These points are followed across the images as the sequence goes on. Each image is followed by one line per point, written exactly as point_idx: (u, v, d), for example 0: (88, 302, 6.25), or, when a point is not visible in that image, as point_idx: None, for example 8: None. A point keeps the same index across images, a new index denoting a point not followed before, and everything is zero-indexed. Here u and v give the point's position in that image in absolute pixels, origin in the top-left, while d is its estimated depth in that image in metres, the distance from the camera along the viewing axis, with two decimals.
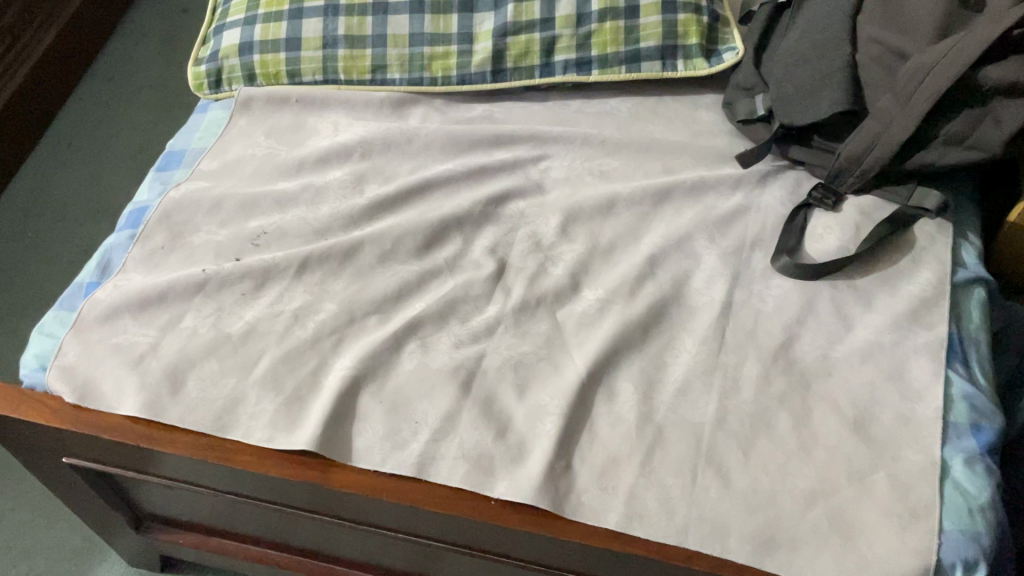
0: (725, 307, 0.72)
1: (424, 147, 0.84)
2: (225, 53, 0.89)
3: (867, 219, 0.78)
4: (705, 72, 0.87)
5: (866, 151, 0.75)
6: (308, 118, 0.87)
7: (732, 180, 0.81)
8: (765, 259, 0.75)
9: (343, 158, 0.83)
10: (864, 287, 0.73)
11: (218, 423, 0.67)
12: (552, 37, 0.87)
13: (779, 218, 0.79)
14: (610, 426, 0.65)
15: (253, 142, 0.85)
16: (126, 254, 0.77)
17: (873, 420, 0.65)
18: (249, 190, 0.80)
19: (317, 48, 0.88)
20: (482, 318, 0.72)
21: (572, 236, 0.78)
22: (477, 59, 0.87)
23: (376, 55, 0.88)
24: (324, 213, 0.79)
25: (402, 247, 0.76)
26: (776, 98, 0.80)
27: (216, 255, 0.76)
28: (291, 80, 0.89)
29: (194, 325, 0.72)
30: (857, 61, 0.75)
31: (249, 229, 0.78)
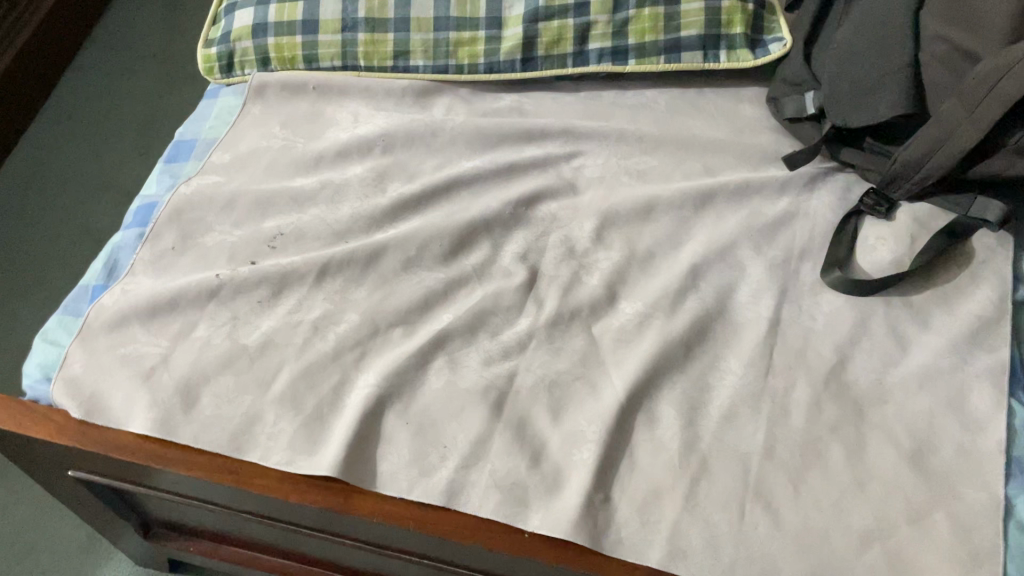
0: (772, 324, 0.68)
1: (449, 141, 0.79)
2: (237, 34, 0.83)
3: (922, 229, 0.73)
4: (750, 64, 0.82)
5: (926, 157, 0.70)
6: (325, 107, 0.82)
7: (778, 184, 0.76)
8: (814, 272, 0.71)
9: (363, 152, 0.78)
10: (920, 304, 0.69)
11: (233, 444, 0.63)
12: (587, 24, 0.81)
13: (828, 226, 0.74)
14: (651, 455, 0.62)
15: (268, 133, 0.80)
16: (133, 256, 0.72)
17: (931, 453, 0.61)
18: (264, 187, 0.75)
19: (335, 32, 0.82)
20: (513, 332, 0.68)
21: (608, 242, 0.73)
22: (507, 45, 0.82)
23: (399, 40, 0.82)
24: (344, 213, 0.74)
25: (428, 252, 0.72)
26: (829, 96, 0.75)
27: (230, 258, 0.71)
28: (308, 65, 0.83)
29: (207, 335, 0.67)
30: (918, 60, 0.70)
31: (263, 231, 0.73)
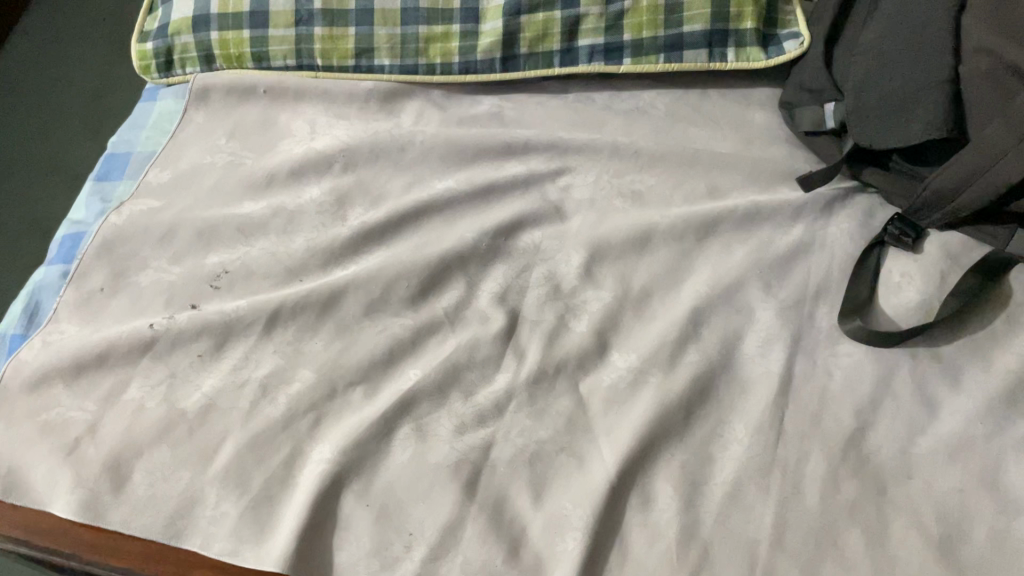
0: (784, 382, 0.60)
1: (419, 156, 0.70)
2: (176, 27, 0.73)
3: (954, 264, 0.64)
4: (761, 65, 0.72)
5: (962, 187, 0.61)
6: (279, 114, 0.72)
7: (791, 209, 0.67)
8: (831, 316, 0.63)
9: (321, 170, 0.69)
10: (950, 357, 0.61)
11: (170, 530, 0.55)
12: (575, 17, 0.71)
13: (848, 259, 0.65)
14: (645, 544, 0.54)
15: (212, 146, 0.70)
16: (55, 300, 0.63)
17: (962, 541, 0.54)
18: (206, 214, 0.66)
19: (288, 25, 0.72)
20: (490, 391, 0.60)
21: (598, 279, 0.65)
22: (485, 43, 0.72)
23: (361, 36, 0.72)
24: (298, 246, 0.65)
25: (393, 294, 0.63)
26: (851, 109, 0.65)
27: (168, 304, 0.62)
28: (257, 64, 0.73)
29: (141, 397, 0.59)
30: (960, 74, 0.60)
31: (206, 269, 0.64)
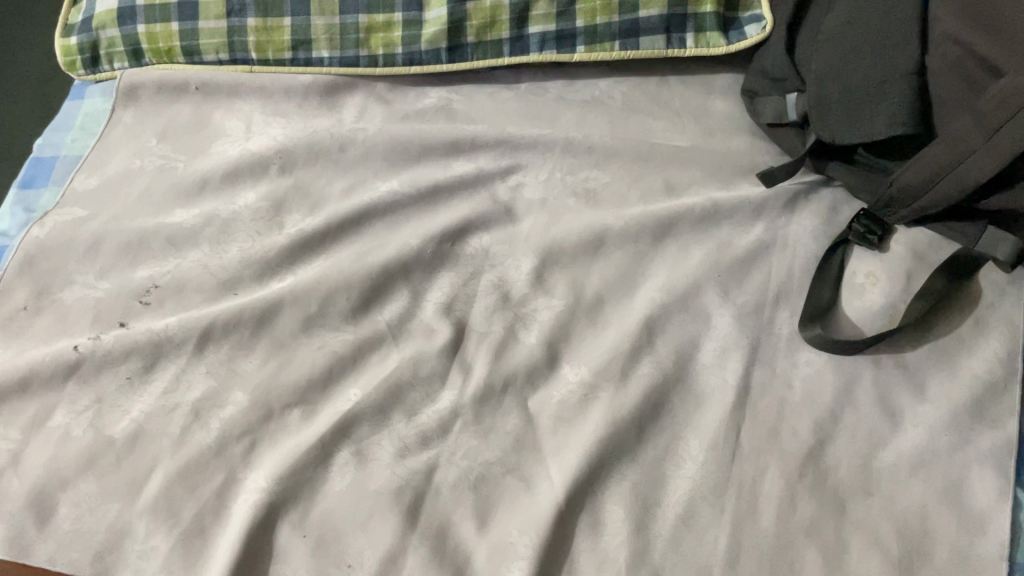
0: (741, 394, 0.57)
1: (361, 156, 0.66)
2: (100, 21, 0.68)
3: (920, 263, 0.61)
4: (723, 51, 0.68)
5: (928, 185, 0.58)
6: (212, 112, 0.68)
7: (751, 207, 0.64)
8: (791, 322, 0.60)
9: (258, 173, 0.65)
10: (915, 364, 0.58)
11: (97, 566, 0.52)
12: (525, 2, 0.67)
13: (810, 259, 0.62)
14: (594, 571, 0.52)
15: (142, 149, 0.66)
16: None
17: (924, 561, 0.52)
18: (134, 224, 0.63)
19: (219, 16, 0.67)
20: (434, 410, 0.57)
21: (549, 286, 0.62)
22: (429, 32, 0.68)
23: (297, 27, 0.67)
24: (231, 257, 0.62)
25: (332, 307, 0.60)
26: (812, 101, 0.62)
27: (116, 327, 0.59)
28: (188, 59, 0.69)
29: (66, 425, 0.56)
30: (926, 66, 0.57)
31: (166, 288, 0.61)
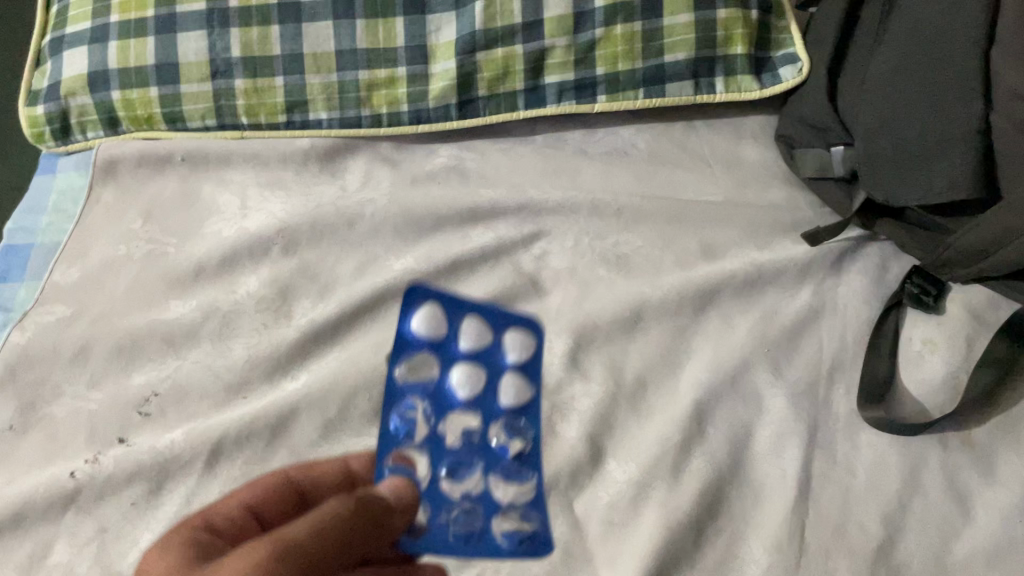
0: (802, 486, 0.53)
1: (371, 231, 0.60)
2: (68, 88, 0.61)
3: (980, 326, 0.57)
4: (755, 95, 0.63)
5: (992, 248, 0.53)
6: (201, 185, 0.62)
7: (796, 270, 0.59)
8: (848, 400, 0.56)
9: (258, 256, 0.59)
10: (983, 441, 0.54)
11: None
12: (540, 50, 0.61)
13: (862, 327, 0.58)
14: None
15: (126, 233, 0.60)
16: (416, 309, 0.54)
17: None
18: (126, 323, 0.57)
19: (203, 79, 0.61)
20: (503, 486, 0.51)
21: (586, 369, 0.57)
22: (437, 88, 0.62)
23: (290, 87, 0.61)
24: (237, 356, 0.56)
25: (353, 409, 0.55)
26: (862, 158, 0.57)
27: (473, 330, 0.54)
28: (170, 125, 0.62)
29: (68, 562, 0.51)
30: (989, 123, 0.51)
31: (453, 296, 0.55)
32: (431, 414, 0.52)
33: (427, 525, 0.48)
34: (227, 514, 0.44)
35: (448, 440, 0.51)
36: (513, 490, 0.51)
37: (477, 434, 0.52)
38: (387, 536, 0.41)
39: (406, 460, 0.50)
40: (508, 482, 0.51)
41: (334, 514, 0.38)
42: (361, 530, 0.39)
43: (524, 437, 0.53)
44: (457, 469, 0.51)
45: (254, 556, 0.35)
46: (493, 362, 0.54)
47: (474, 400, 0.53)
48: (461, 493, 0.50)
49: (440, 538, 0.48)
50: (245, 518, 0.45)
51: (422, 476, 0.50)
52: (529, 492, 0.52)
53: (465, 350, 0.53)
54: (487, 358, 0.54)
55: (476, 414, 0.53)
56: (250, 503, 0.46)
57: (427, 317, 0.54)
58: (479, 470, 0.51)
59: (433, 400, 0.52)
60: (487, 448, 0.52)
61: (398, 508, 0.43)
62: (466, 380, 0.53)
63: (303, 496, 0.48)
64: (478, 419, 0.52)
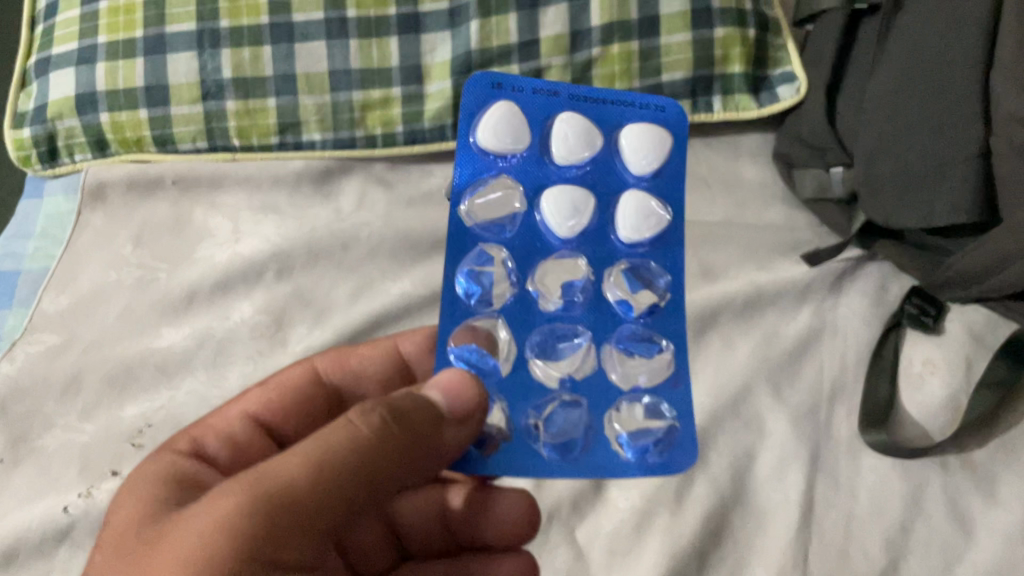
0: (805, 511, 0.53)
1: (366, 255, 0.59)
2: (55, 110, 0.60)
3: (980, 347, 0.57)
4: (753, 115, 0.63)
5: (990, 270, 0.52)
6: (193, 208, 0.61)
7: (795, 291, 0.59)
8: (849, 423, 0.56)
9: (252, 281, 0.58)
10: (983, 464, 0.54)
11: None
12: (537, 69, 0.60)
13: (862, 348, 0.58)
14: None
15: (117, 258, 0.59)
16: (484, 111, 0.43)
17: None
18: (118, 352, 0.56)
19: (193, 100, 0.60)
20: (618, 283, 0.42)
21: None
22: (432, 108, 0.61)
23: (283, 108, 0.60)
24: (232, 385, 0.55)
25: None
26: (862, 179, 0.57)
27: (580, 139, 0.43)
28: (160, 148, 0.61)
29: None
30: (989, 145, 0.51)
31: (535, 87, 0.44)
32: (514, 269, 0.42)
33: (507, 436, 0.40)
34: (230, 423, 0.45)
35: (545, 300, 0.42)
36: (629, 372, 0.41)
37: (585, 287, 0.42)
38: (416, 417, 0.35)
39: (484, 334, 0.40)
40: (632, 354, 0.41)
41: (348, 441, 0.33)
42: (377, 472, 0.33)
43: (657, 289, 0.42)
44: (553, 342, 0.41)
45: (229, 501, 0.32)
46: (596, 188, 0.45)
47: (576, 234, 0.43)
48: (557, 373, 0.41)
49: (524, 436, 0.40)
50: (257, 432, 0.45)
51: (504, 262, 0.41)
52: (656, 377, 0.41)
53: (568, 169, 0.44)
54: (595, 183, 0.45)
55: (582, 255, 0.43)
56: (262, 411, 0.46)
57: (498, 121, 0.42)
58: (586, 335, 0.42)
59: (513, 174, 0.44)
60: (600, 310, 0.43)
61: (453, 418, 0.36)
62: (568, 199, 0.42)
63: (339, 396, 0.48)
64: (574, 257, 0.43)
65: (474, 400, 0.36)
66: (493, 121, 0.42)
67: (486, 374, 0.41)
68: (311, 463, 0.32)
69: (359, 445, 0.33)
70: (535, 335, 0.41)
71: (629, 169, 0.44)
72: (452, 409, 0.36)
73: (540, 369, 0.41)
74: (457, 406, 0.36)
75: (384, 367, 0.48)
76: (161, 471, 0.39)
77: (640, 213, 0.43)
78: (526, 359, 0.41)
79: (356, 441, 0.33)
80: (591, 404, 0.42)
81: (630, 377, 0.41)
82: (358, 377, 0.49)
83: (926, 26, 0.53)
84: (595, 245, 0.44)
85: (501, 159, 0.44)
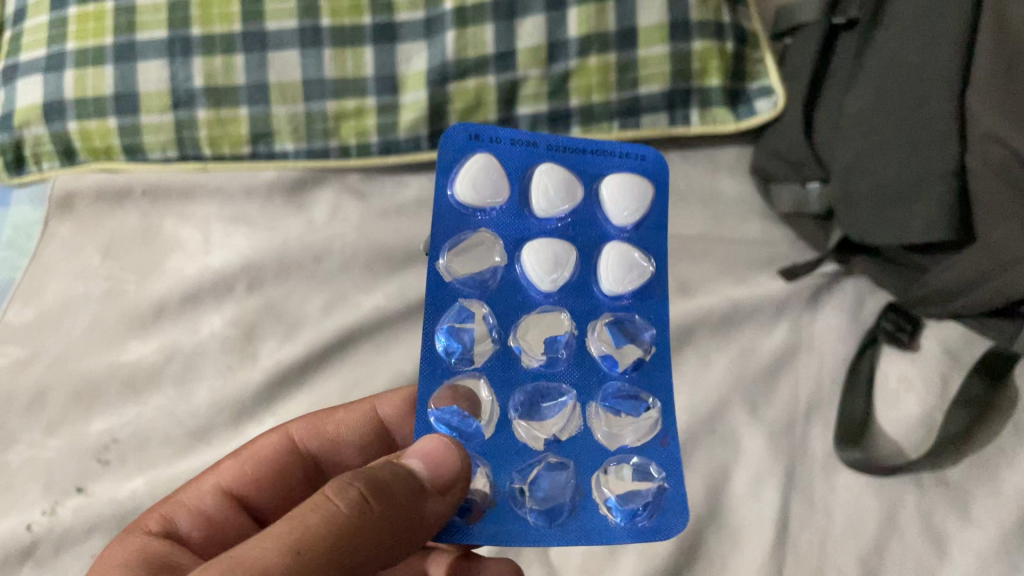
0: (780, 530, 0.53)
1: (339, 267, 0.59)
2: (22, 117, 0.59)
3: (955, 364, 0.57)
4: (730, 128, 0.62)
5: (967, 287, 0.52)
6: (163, 219, 0.60)
7: (772, 307, 0.59)
8: (825, 440, 0.56)
9: (222, 294, 0.57)
10: (958, 481, 0.54)
11: None
12: (513, 81, 0.60)
13: (838, 364, 0.58)
14: None
15: (84, 270, 0.58)
16: (461, 166, 0.42)
17: None
18: (85, 366, 0.55)
19: (164, 109, 0.59)
20: (603, 339, 0.42)
21: None
22: (406, 119, 0.60)
23: (255, 118, 0.59)
24: (201, 401, 0.54)
25: None
26: (839, 194, 0.56)
27: (562, 192, 0.42)
28: (130, 157, 0.60)
29: None
30: (965, 164, 0.50)
31: (512, 139, 0.43)
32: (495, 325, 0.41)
33: (490, 501, 0.38)
34: (202, 499, 0.44)
35: (529, 358, 0.41)
36: (617, 429, 0.41)
37: (570, 342, 0.42)
38: (401, 494, 0.34)
39: (467, 395, 0.39)
40: (619, 413, 0.41)
41: (336, 511, 0.31)
42: (367, 543, 0.32)
43: (643, 342, 0.42)
44: (538, 400, 0.40)
45: None
46: (578, 242, 0.44)
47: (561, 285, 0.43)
48: (542, 432, 0.40)
49: (509, 501, 0.39)
50: (230, 507, 0.45)
51: (485, 318, 0.41)
52: (643, 435, 0.41)
53: (549, 222, 0.43)
54: (575, 236, 0.44)
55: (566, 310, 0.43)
56: (234, 483, 0.46)
57: (477, 174, 0.41)
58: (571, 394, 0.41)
59: (492, 227, 0.43)
60: (584, 367, 0.43)
61: (436, 489, 0.35)
62: (552, 249, 0.42)
63: (315, 462, 0.48)
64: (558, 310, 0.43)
65: (460, 464, 0.36)
66: (473, 174, 0.41)
67: (468, 437, 0.40)
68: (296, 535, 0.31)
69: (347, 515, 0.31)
70: (519, 393, 0.41)
71: (611, 219, 0.43)
72: (436, 482, 0.35)
73: (525, 430, 0.40)
74: (441, 479, 0.35)
75: (361, 433, 0.48)
76: (132, 558, 0.39)
77: (625, 264, 0.42)
78: (509, 418, 0.41)
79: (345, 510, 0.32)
80: (578, 468, 0.41)
81: (617, 434, 0.41)
82: (334, 443, 0.48)
83: (905, 43, 0.53)
84: (577, 298, 0.43)
85: (482, 212, 0.43)
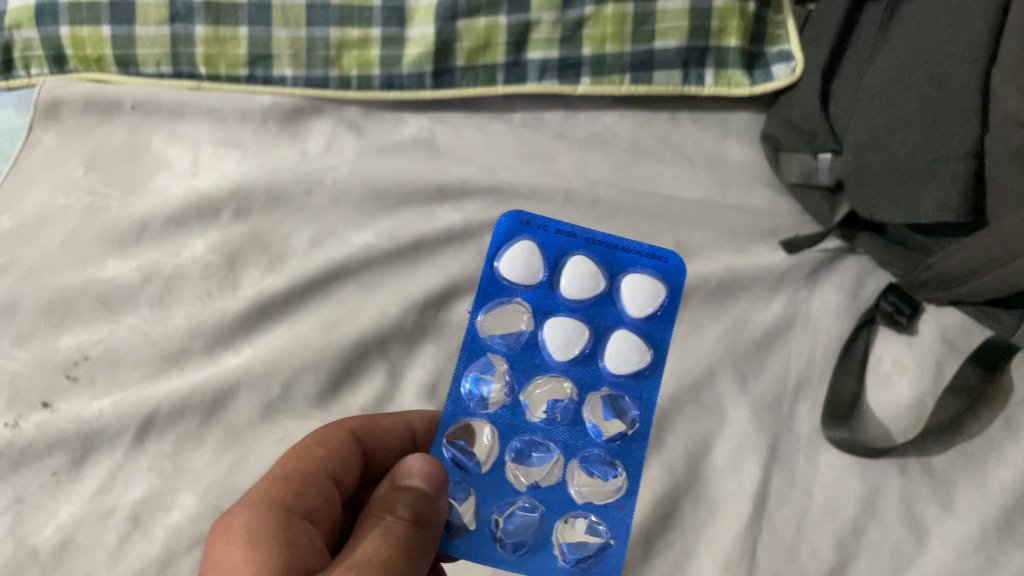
0: (758, 503, 0.52)
1: (329, 202, 0.57)
2: (12, 17, 0.56)
3: (951, 351, 0.56)
4: (744, 93, 0.60)
5: (971, 273, 0.50)
6: (151, 136, 0.58)
7: (770, 279, 0.58)
8: (811, 418, 0.55)
9: (206, 219, 0.56)
10: (942, 471, 0.53)
11: None
12: (525, 24, 0.58)
13: (831, 344, 0.56)
14: None
15: (66, 181, 0.56)
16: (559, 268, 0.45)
17: None
18: (59, 279, 0.53)
19: (160, 22, 0.56)
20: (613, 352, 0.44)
21: None
22: (412, 54, 0.58)
23: (255, 39, 0.57)
24: (177, 325, 0.53)
25: (297, 390, 0.52)
26: (850, 168, 0.55)
27: (653, 296, 0.44)
28: (122, 69, 0.58)
29: None
30: (983, 145, 0.48)
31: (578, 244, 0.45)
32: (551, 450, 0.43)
33: (472, 523, 0.41)
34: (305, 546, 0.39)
35: (531, 413, 0.43)
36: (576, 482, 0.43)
37: (571, 407, 0.44)
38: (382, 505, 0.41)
39: (472, 434, 0.42)
40: (592, 475, 0.42)
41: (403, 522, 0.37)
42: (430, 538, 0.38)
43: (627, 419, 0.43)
44: (529, 449, 0.43)
45: None
46: (656, 336, 0.45)
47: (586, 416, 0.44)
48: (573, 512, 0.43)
49: (486, 533, 0.41)
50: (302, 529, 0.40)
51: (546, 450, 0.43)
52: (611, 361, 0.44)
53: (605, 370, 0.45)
54: (602, 319, 0.46)
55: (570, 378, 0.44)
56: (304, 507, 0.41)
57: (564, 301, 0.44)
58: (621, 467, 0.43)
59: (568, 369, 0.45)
60: (579, 428, 0.44)
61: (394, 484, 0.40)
62: (574, 334, 0.44)
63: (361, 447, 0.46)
64: (608, 387, 0.45)
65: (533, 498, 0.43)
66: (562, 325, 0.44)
67: (470, 472, 0.42)
68: (330, 447, 0.45)
69: (428, 471, 0.39)
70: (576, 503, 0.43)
71: (627, 311, 0.45)
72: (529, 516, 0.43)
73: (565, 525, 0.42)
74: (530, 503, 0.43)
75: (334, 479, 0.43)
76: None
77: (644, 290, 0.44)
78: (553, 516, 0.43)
79: (390, 430, 0.47)
80: (547, 513, 0.43)
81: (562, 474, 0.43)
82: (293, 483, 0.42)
83: (932, 15, 0.51)
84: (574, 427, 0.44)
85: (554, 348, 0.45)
